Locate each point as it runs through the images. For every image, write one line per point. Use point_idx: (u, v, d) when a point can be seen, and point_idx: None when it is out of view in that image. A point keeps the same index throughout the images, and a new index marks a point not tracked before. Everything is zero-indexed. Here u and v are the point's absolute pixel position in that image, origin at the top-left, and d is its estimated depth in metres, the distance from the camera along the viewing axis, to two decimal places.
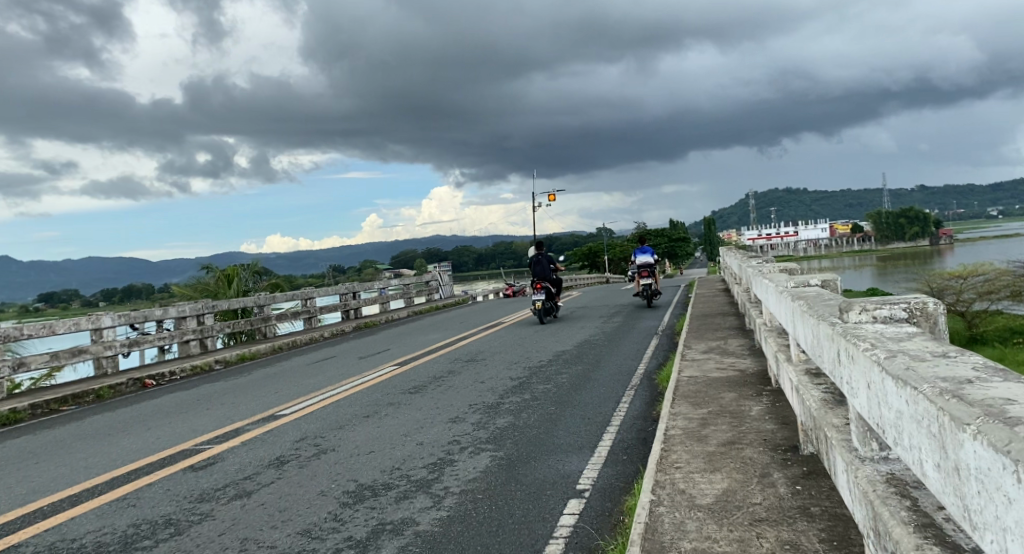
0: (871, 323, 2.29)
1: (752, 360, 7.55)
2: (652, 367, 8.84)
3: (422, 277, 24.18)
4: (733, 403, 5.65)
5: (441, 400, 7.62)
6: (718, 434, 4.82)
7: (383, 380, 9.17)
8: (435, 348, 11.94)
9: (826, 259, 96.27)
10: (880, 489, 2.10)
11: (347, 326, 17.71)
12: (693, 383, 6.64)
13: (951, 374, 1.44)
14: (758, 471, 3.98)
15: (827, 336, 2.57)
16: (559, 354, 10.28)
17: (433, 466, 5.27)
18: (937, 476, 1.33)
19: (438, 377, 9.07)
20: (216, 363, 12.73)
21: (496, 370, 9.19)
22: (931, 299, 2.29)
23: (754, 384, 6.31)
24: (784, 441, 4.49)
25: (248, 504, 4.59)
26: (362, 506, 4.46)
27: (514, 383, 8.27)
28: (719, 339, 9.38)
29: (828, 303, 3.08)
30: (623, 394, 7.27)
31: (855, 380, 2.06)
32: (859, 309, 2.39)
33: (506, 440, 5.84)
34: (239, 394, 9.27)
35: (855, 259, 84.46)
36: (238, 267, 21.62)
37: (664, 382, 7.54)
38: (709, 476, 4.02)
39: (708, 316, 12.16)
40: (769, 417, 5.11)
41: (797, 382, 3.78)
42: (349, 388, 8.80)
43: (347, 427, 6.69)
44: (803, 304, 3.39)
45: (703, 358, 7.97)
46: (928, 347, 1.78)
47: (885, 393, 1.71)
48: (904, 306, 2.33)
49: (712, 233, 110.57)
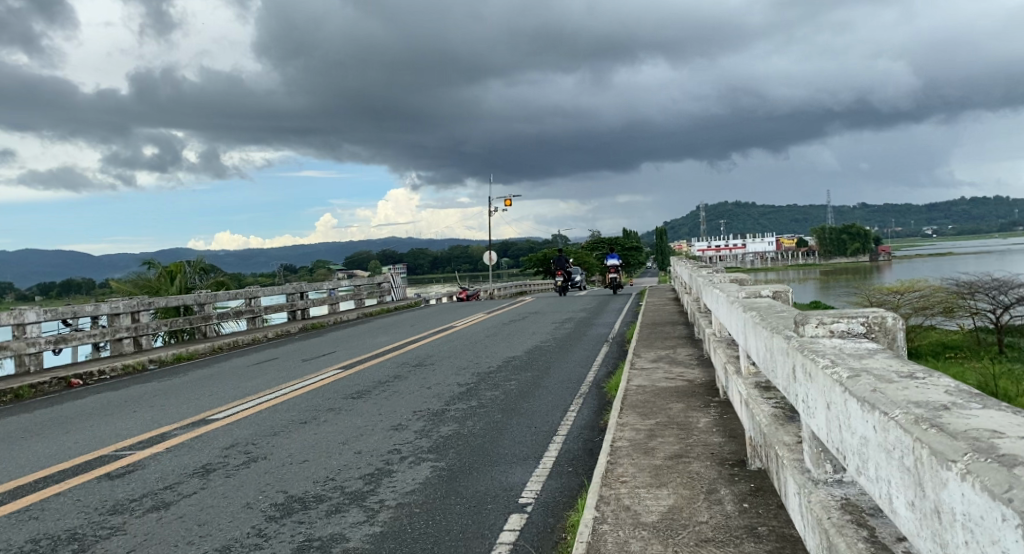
0: (829, 338, 2.17)
1: (701, 370, 7.51)
2: (602, 375, 8.74)
3: (372, 279, 23.66)
4: (681, 414, 5.55)
5: (384, 406, 7.33)
6: (665, 447, 4.69)
7: (325, 383, 8.80)
8: (382, 352, 11.60)
9: (773, 272, 98.99)
10: (835, 516, 1.96)
11: (291, 327, 17.15)
12: (642, 393, 6.53)
13: (925, 397, 1.31)
14: (705, 487, 3.86)
15: (781, 349, 2.44)
16: (509, 359, 10.08)
17: (369, 477, 4.99)
18: (910, 516, 1.18)
19: (383, 381, 8.77)
20: (149, 363, 12.11)
21: (443, 375, 8.95)
22: (889, 314, 2.19)
23: (703, 395, 6.24)
24: (731, 455, 4.38)
25: (165, 516, 4.24)
26: (290, 519, 4.17)
27: (461, 389, 8.03)
28: (669, 347, 9.35)
29: (783, 315, 2.97)
30: (572, 402, 7.13)
31: (813, 399, 1.91)
32: (815, 323, 2.27)
33: (448, 449, 5.61)
34: (170, 396, 8.77)
35: (801, 273, 87.03)
36: (181, 263, 20.78)
37: (613, 390, 7.43)
38: (656, 491, 3.87)
39: (659, 325, 12.18)
40: (717, 429, 5.02)
41: (747, 395, 3.68)
42: (288, 392, 8.40)
43: (282, 433, 6.34)
44: (756, 315, 3.28)
45: (652, 367, 7.89)
46: (893, 365, 1.65)
47: (849, 417, 1.56)
48: (862, 319, 2.22)
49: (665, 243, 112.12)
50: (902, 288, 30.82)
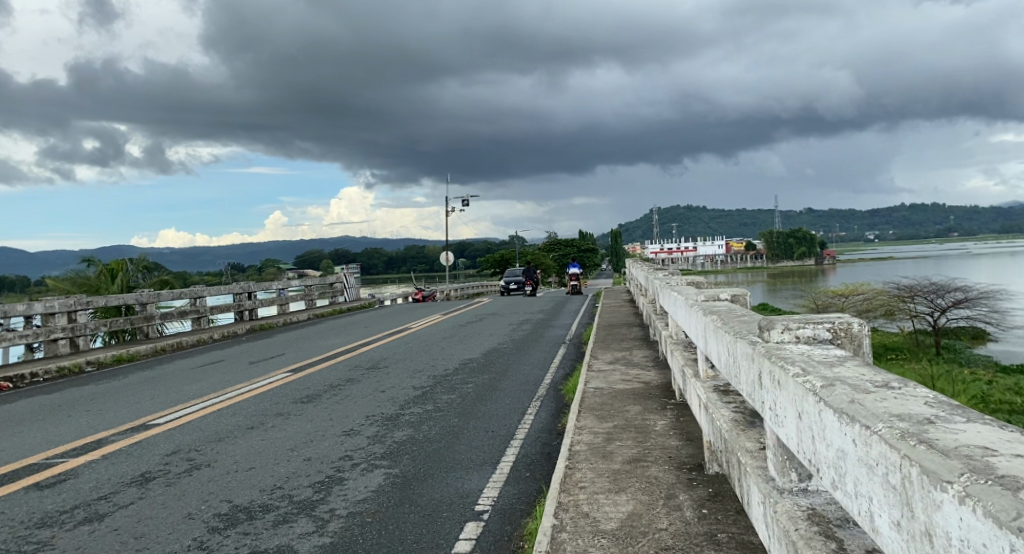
0: (796, 343, 2.13)
1: (657, 372, 7.51)
2: (559, 377, 8.68)
3: (325, 279, 23.18)
4: (638, 417, 5.51)
5: (336, 411, 7.11)
6: (624, 451, 4.64)
7: (273, 387, 8.50)
8: (334, 354, 11.33)
9: (724, 274, 101.33)
10: (802, 528, 1.90)
11: (240, 328, 16.64)
12: (599, 395, 6.49)
13: (907, 409, 1.25)
14: (664, 492, 3.81)
15: (746, 355, 2.39)
16: (465, 362, 9.95)
17: (319, 485, 4.80)
18: (895, 537, 1.11)
19: (335, 385, 8.53)
20: (87, 365, 11.55)
21: (398, 378, 8.76)
22: (855, 320, 2.16)
23: (659, 397, 6.22)
24: (689, 459, 4.35)
25: (98, 529, 3.98)
26: (234, 531, 3.96)
27: (416, 393, 7.87)
28: (625, 349, 9.37)
29: (745, 319, 2.94)
30: (528, 405, 7.04)
31: (782, 407, 1.85)
32: (781, 328, 2.22)
33: (402, 455, 5.45)
34: (108, 400, 8.34)
35: (750, 275, 89.33)
36: (123, 261, 19.98)
37: (570, 393, 7.37)
38: (614, 497, 3.80)
39: (615, 327, 12.23)
40: (674, 432, 4.99)
41: (705, 399, 3.65)
42: (235, 395, 8.08)
43: (227, 439, 6.07)
44: (717, 319, 3.24)
45: (609, 369, 7.86)
46: (865, 374, 1.60)
47: (824, 429, 1.50)
48: (828, 325, 2.18)
49: (620, 245, 113.41)
50: (847, 290, 31.90)
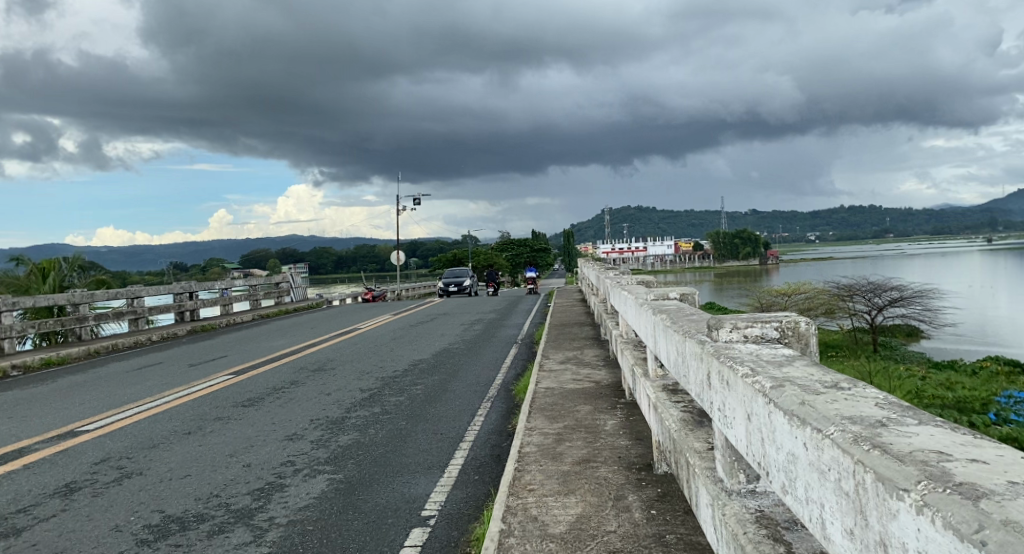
0: (745, 343, 2.10)
1: (607, 371, 7.52)
2: (510, 377, 8.61)
3: (271, 279, 22.57)
4: (588, 417, 5.48)
5: (279, 415, 6.87)
6: (573, 452, 4.59)
7: (213, 390, 8.17)
8: (280, 356, 11.00)
9: (673, 274, 103.24)
10: (751, 530, 1.87)
11: (180, 330, 16.04)
12: (550, 395, 6.45)
13: (858, 411, 1.22)
14: (613, 493, 3.77)
15: (695, 355, 2.36)
16: (414, 363, 9.78)
17: (258, 493, 4.59)
18: (849, 546, 1.08)
19: (279, 388, 8.26)
20: (13, 369, 10.91)
21: (345, 380, 8.53)
22: (802, 319, 2.15)
23: (609, 397, 6.21)
24: (639, 459, 4.33)
25: (14, 545, 3.71)
26: (165, 543, 3.75)
27: (364, 395, 7.68)
28: (576, 349, 9.36)
29: (693, 318, 2.92)
30: (478, 406, 6.95)
31: (731, 408, 1.82)
32: (729, 327, 2.20)
33: (347, 460, 5.28)
34: (32, 406, 7.87)
35: (698, 275, 91.31)
36: (55, 259, 19.03)
37: (521, 393, 7.31)
38: (563, 499, 3.75)
39: (566, 326, 12.24)
40: (624, 432, 4.98)
41: (655, 398, 3.63)
42: (172, 399, 7.73)
43: (161, 445, 5.78)
44: (666, 318, 3.21)
45: (560, 369, 7.82)
46: (814, 374, 1.58)
47: (774, 433, 1.45)
48: (776, 324, 2.17)
49: (572, 246, 114.22)
50: (790, 290, 32.79)
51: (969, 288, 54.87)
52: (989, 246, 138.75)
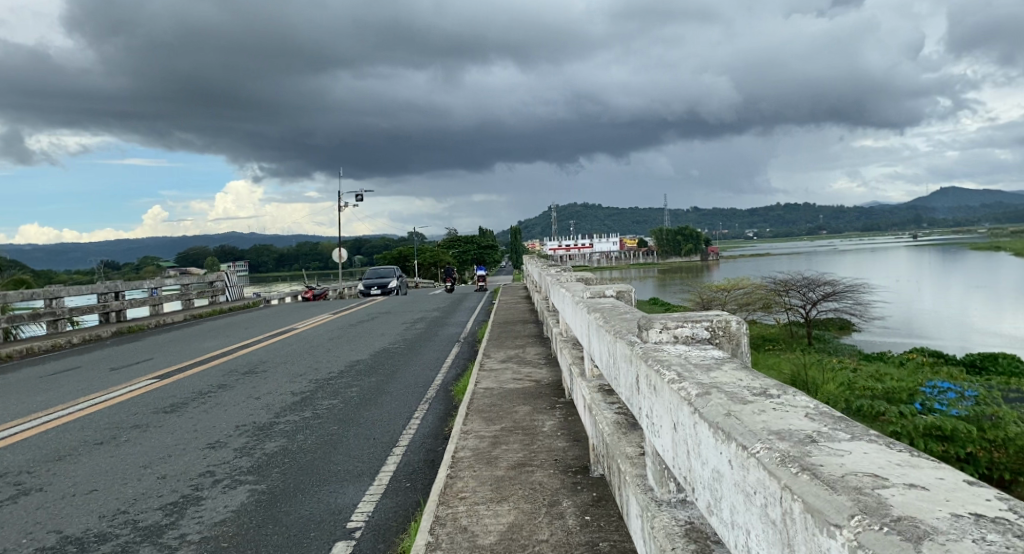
0: (674, 344, 1.98)
1: (548, 370, 7.41)
2: (450, 377, 8.41)
3: (204, 277, 21.65)
4: (526, 418, 5.34)
5: (203, 421, 6.49)
6: (509, 455, 4.44)
7: (132, 396, 7.68)
8: (210, 358, 10.50)
9: (618, 270, 104.64)
10: (679, 545, 1.74)
11: (104, 331, 15.18)
12: (489, 396, 6.28)
13: (788, 425, 1.09)
14: (546, 499, 3.64)
15: (624, 357, 2.23)
16: (351, 364, 9.46)
17: (170, 507, 4.26)
18: None
19: (205, 392, 7.83)
20: None
21: (276, 384, 8.17)
22: (733, 317, 2.04)
23: (548, 396, 6.08)
24: (575, 461, 4.21)
25: None
26: None
27: (295, 399, 7.34)
28: (518, 347, 9.23)
29: (626, 317, 2.79)
30: (416, 409, 6.72)
31: (658, 415, 1.68)
32: (660, 327, 2.08)
33: (271, 469, 4.99)
34: None
35: (642, 271, 92.84)
36: None
37: (459, 394, 7.12)
38: (495, 508, 3.58)
39: (509, 324, 12.11)
40: (561, 433, 4.86)
41: (590, 400, 3.50)
42: (86, 406, 7.22)
43: (68, 458, 5.35)
44: (599, 317, 3.08)
45: (500, 368, 7.66)
46: (742, 380, 1.46)
47: (699, 446, 1.32)
48: (706, 324, 2.05)
49: (519, 242, 114.26)
50: (729, 285, 33.53)
51: (894, 282, 57.47)
52: (914, 243, 145.78)
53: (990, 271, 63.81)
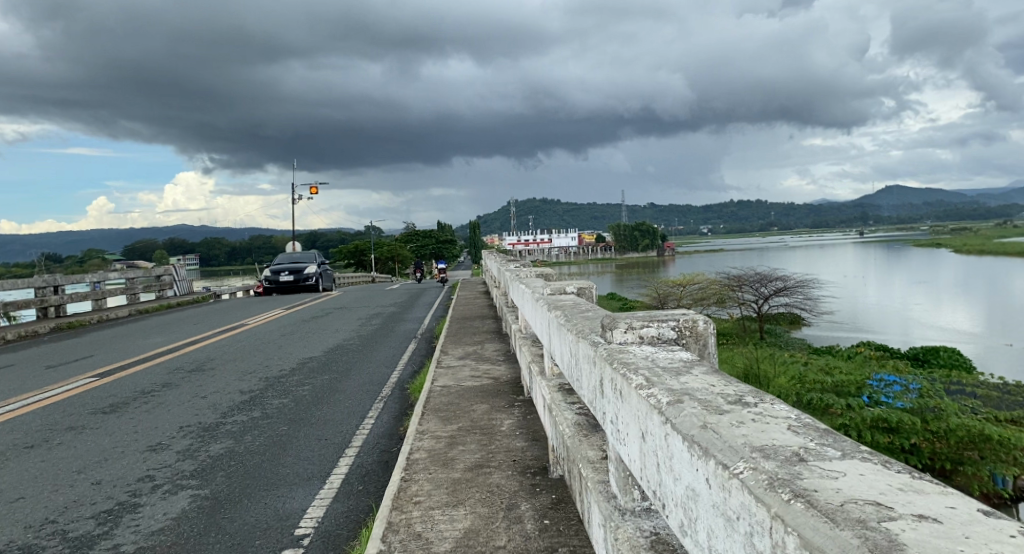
0: (638, 345, 1.89)
1: (507, 367, 7.28)
2: (406, 375, 8.22)
3: (150, 270, 20.83)
4: (484, 417, 5.21)
5: (145, 422, 6.17)
6: (466, 457, 4.31)
7: (68, 396, 7.26)
8: (154, 355, 10.06)
9: (577, 264, 105.31)
10: None
11: (42, 328, 14.44)
12: (446, 394, 6.13)
13: (777, 442, 0.99)
14: (504, 502, 3.52)
15: (588, 358, 2.11)
16: (304, 361, 9.18)
17: (105, 516, 3.99)
18: None
19: (147, 391, 7.46)
20: None
21: (224, 382, 7.85)
22: (700, 317, 1.96)
23: (507, 395, 5.97)
24: (534, 462, 4.10)
25: None
26: None
27: (243, 398, 7.06)
28: (476, 343, 9.08)
29: (588, 316, 2.69)
30: (369, 408, 6.52)
31: (625, 422, 1.57)
32: (624, 327, 1.98)
33: (215, 473, 4.73)
34: None
35: (599, 266, 93.60)
36: None
37: (416, 392, 6.96)
38: (451, 513, 3.45)
39: (468, 320, 11.95)
40: (520, 432, 4.75)
41: (550, 400, 3.39)
42: (17, 407, 6.78)
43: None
44: (561, 315, 2.97)
45: (458, 366, 7.51)
46: (715, 386, 1.35)
47: (673, 461, 1.20)
48: (672, 324, 1.96)
49: (477, 237, 113.79)
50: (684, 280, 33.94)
51: (841, 277, 59.29)
52: (860, 241, 150.73)
53: (929, 268, 66.43)
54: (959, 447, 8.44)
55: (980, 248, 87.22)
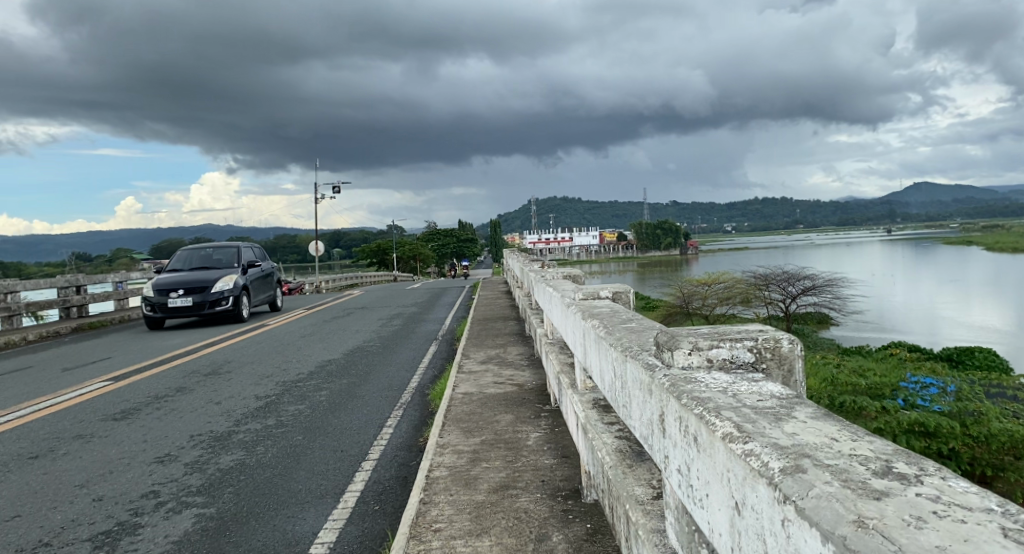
0: (707, 372, 1.53)
1: (531, 373, 6.92)
2: (427, 379, 7.90)
3: None
4: (509, 429, 4.86)
5: (155, 430, 5.91)
6: (489, 476, 3.95)
7: (80, 401, 7.04)
8: (173, 357, 9.85)
9: (599, 263, 104.82)
10: None
11: (64, 328, 14.38)
12: (468, 402, 5.79)
13: None
14: (533, 532, 3.17)
15: (641, 381, 1.75)
16: (322, 364, 8.90)
17: (102, 538, 3.70)
18: None
19: (161, 397, 7.22)
20: None
21: (239, 387, 7.60)
22: (783, 335, 1.60)
23: (532, 403, 5.61)
24: (564, 483, 3.74)
25: None
26: None
27: (259, 404, 6.78)
28: (498, 347, 8.74)
29: (634, 327, 2.32)
30: (388, 416, 6.21)
31: (706, 480, 1.22)
32: (687, 347, 1.62)
33: (222, 488, 4.44)
34: None
35: (622, 264, 93.04)
36: None
37: (436, 398, 6.62)
38: (475, 544, 3.10)
39: (490, 321, 11.61)
40: (548, 447, 4.39)
41: (584, 418, 3.02)
42: (27, 413, 6.56)
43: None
44: (599, 325, 2.60)
45: (480, 370, 7.17)
46: (845, 447, 1.01)
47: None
48: (749, 344, 1.59)
49: (499, 236, 113.28)
50: (709, 280, 32.54)
51: (868, 276, 57.83)
52: (888, 239, 147.77)
53: (959, 266, 64.57)
54: (999, 451, 7.86)
55: (1011, 245, 84.70)
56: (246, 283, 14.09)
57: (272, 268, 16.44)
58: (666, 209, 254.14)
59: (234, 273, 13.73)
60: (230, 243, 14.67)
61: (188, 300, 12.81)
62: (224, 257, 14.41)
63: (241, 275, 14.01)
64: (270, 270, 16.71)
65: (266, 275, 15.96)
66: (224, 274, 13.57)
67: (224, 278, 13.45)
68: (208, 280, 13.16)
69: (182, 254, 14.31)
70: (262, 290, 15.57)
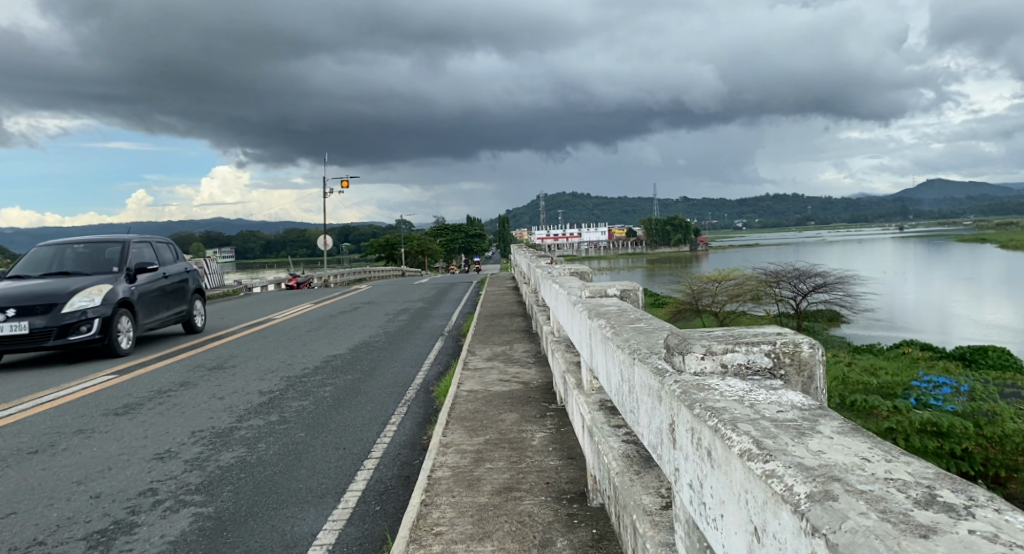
0: (719, 379, 1.42)
1: (537, 371, 6.81)
2: (433, 376, 7.80)
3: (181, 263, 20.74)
4: (513, 429, 4.76)
5: (157, 426, 5.84)
6: (493, 477, 3.84)
7: (83, 395, 6.98)
8: (178, 350, 9.79)
9: (608, 259, 104.57)
10: None
11: None
12: (472, 400, 5.69)
13: None
14: (537, 538, 3.06)
15: (650, 386, 1.64)
16: (327, 360, 8.82)
17: (97, 538, 3.63)
18: None
19: (164, 391, 7.16)
20: None
21: (243, 382, 7.53)
22: (803, 340, 1.48)
23: (538, 402, 5.50)
24: (570, 486, 3.63)
25: None
26: None
27: (262, 400, 6.71)
28: (505, 343, 8.63)
29: (643, 327, 2.20)
30: (392, 413, 6.12)
31: (722, 502, 1.10)
32: (700, 351, 1.50)
33: (221, 487, 4.37)
34: None
35: (630, 260, 92.75)
36: None
37: (441, 395, 6.53)
38: (477, 549, 2.99)
39: (496, 317, 11.49)
40: (553, 448, 4.28)
41: (591, 420, 2.91)
42: (29, 407, 6.51)
43: None
44: (607, 323, 2.49)
45: (486, 368, 7.06)
46: (878, 469, 0.90)
47: None
48: (766, 348, 1.47)
49: (508, 231, 113.02)
50: (719, 276, 32.21)
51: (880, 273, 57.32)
52: (900, 236, 146.43)
53: (973, 264, 63.86)
54: (1013, 452, 7.64)
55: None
56: (131, 299, 9.35)
57: (191, 272, 11.69)
58: (675, 205, 253.28)
59: (108, 283, 8.99)
60: (118, 238, 9.98)
61: (22, 326, 8.08)
62: (102, 258, 9.60)
63: (121, 285, 9.20)
64: (194, 277, 11.87)
65: (184, 285, 11.23)
66: (90, 285, 8.78)
67: (89, 290, 8.70)
68: (58, 293, 8.39)
69: (43, 255, 9.56)
70: (170, 306, 10.77)
